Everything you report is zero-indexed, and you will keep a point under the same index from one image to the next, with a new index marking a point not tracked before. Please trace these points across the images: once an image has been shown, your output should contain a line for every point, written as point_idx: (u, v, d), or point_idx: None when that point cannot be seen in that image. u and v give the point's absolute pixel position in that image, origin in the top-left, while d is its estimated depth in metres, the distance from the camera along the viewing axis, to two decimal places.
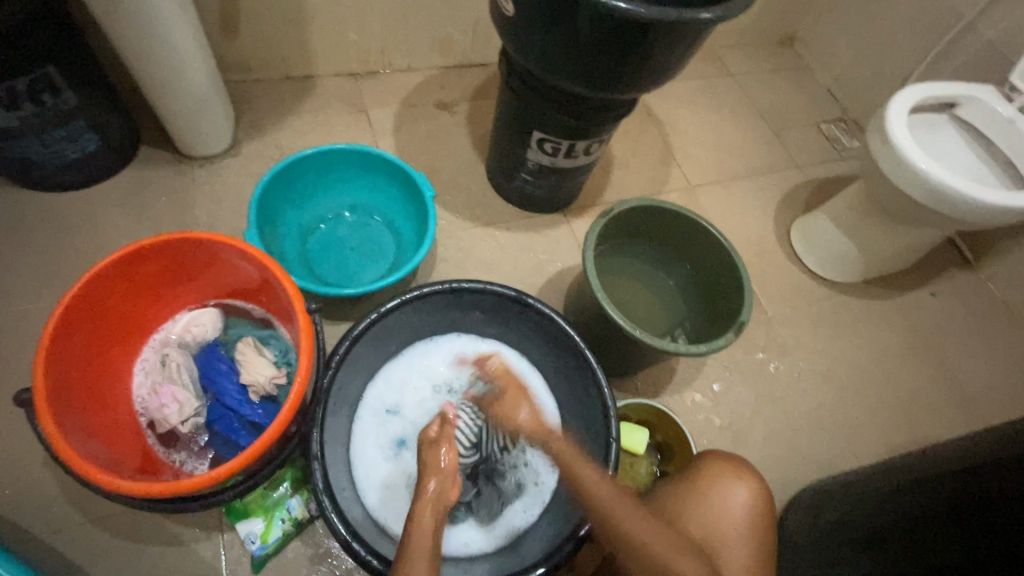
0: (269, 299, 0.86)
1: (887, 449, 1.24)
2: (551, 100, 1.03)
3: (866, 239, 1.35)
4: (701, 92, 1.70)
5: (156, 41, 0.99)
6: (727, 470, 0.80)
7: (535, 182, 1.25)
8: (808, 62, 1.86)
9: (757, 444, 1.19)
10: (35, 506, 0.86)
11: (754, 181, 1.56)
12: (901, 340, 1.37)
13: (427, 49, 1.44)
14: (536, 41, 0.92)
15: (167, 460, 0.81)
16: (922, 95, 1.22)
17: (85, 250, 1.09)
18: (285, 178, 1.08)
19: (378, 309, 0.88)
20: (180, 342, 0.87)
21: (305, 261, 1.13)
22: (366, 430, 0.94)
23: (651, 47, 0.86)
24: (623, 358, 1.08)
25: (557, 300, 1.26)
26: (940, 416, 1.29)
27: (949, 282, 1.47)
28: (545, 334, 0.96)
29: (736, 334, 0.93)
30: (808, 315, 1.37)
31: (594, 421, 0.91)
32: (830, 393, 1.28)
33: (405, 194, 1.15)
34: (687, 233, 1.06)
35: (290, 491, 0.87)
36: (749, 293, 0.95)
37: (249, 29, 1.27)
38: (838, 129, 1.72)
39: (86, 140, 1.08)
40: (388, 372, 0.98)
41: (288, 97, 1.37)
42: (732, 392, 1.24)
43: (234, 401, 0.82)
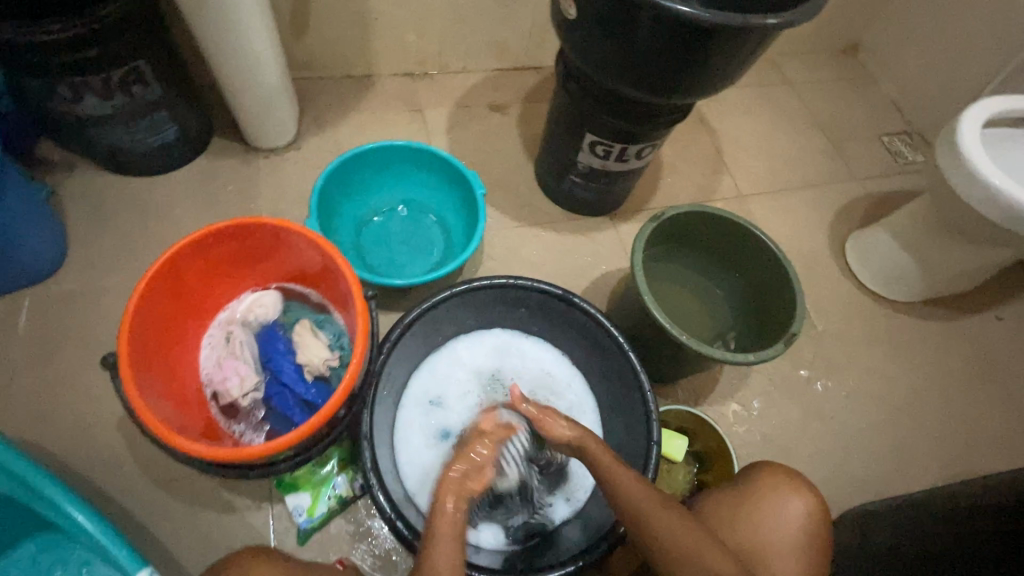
0: (327, 285, 0.90)
1: (943, 478, 1.18)
2: (607, 104, 1.04)
3: (928, 257, 1.30)
4: (756, 100, 1.66)
5: (236, 39, 1.06)
6: (781, 483, 0.79)
7: (584, 185, 1.26)
8: (871, 73, 1.79)
9: (801, 461, 1.16)
10: (106, 465, 0.93)
11: (808, 192, 1.52)
12: (962, 364, 1.31)
13: (483, 51, 1.48)
14: (595, 45, 0.93)
15: (228, 430, 0.86)
16: (996, 108, 1.16)
17: (161, 232, 1.17)
18: (345, 172, 1.13)
19: (429, 300, 0.91)
20: (243, 320, 0.92)
21: (359, 251, 1.17)
22: (410, 417, 0.97)
23: (713, 52, 0.86)
24: (667, 364, 1.07)
25: (600, 302, 1.26)
26: (1003, 447, 1.22)
27: (1018, 306, 1.39)
28: (591, 335, 0.96)
29: (786, 345, 0.90)
30: (861, 333, 1.32)
31: (636, 424, 0.91)
32: (882, 415, 1.23)
33: (457, 192, 1.18)
34: (738, 241, 1.04)
35: (337, 469, 0.90)
36: (802, 304, 0.93)
37: (317, 30, 1.33)
38: (901, 142, 1.65)
39: (167, 129, 1.16)
40: (432, 363, 1.01)
41: (348, 95, 1.43)
42: (777, 406, 1.21)
43: (290, 379, 0.87)
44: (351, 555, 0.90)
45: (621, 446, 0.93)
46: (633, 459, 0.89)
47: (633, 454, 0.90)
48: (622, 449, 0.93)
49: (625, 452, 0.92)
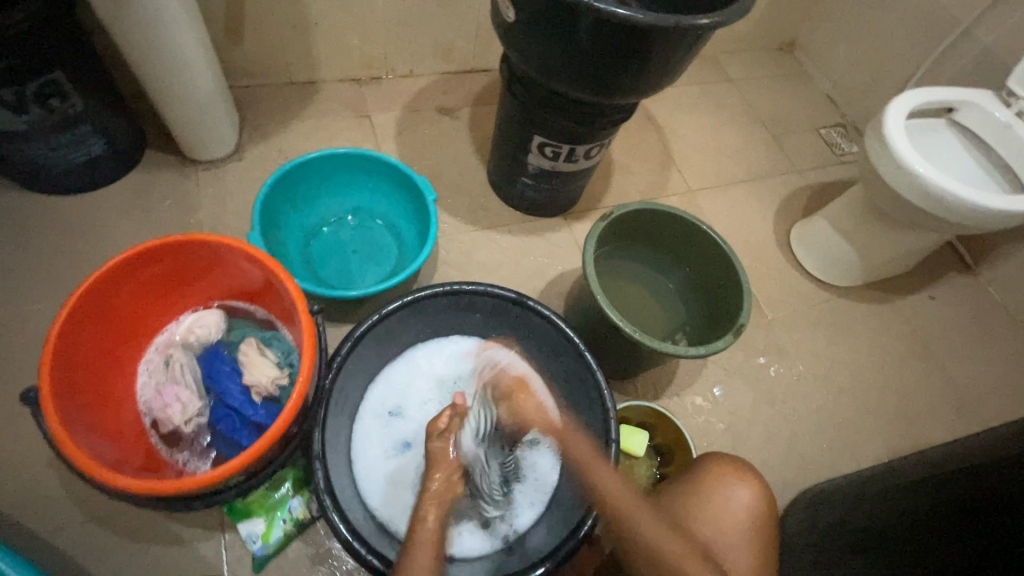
0: (271, 301, 0.87)
1: (888, 453, 1.24)
2: (551, 105, 1.04)
3: (864, 243, 1.36)
4: (701, 98, 1.71)
5: (162, 46, 1.00)
6: (724, 472, 0.80)
7: (536, 187, 1.26)
8: (807, 69, 1.87)
9: (758, 446, 1.20)
10: (39, 505, 0.87)
11: (753, 185, 1.57)
12: (900, 343, 1.38)
13: (430, 54, 1.46)
14: (536, 47, 0.93)
15: (170, 460, 0.81)
16: (920, 100, 1.23)
17: (91, 253, 1.10)
18: (288, 182, 1.09)
19: (380, 311, 0.89)
20: (183, 342, 0.88)
21: (308, 263, 1.14)
22: (369, 431, 0.95)
23: (650, 52, 0.88)
24: (624, 361, 1.09)
25: (557, 302, 1.26)
26: (940, 420, 1.29)
27: (948, 286, 1.48)
28: (546, 338, 0.96)
29: (735, 336, 0.93)
30: (808, 319, 1.38)
31: (596, 424, 0.91)
32: (830, 397, 1.28)
33: (407, 198, 1.17)
34: (685, 236, 1.06)
35: (292, 491, 0.87)
36: (748, 295, 0.95)
37: (253, 35, 1.28)
38: (837, 134, 1.73)
39: (93, 143, 1.10)
40: (389, 374, 0.99)
41: (291, 103, 1.39)
42: (733, 394, 1.24)
43: (237, 401, 0.83)
44: None
45: None
46: None
47: None
48: None
49: None
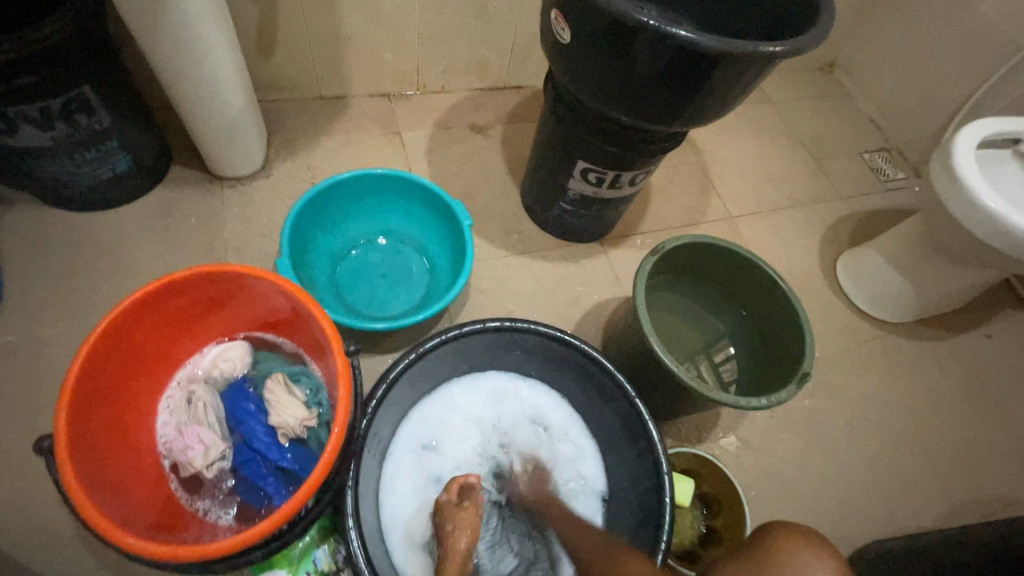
0: (302, 335, 0.81)
1: (948, 506, 1.16)
2: (599, 129, 0.99)
3: (919, 278, 1.28)
4: (740, 119, 1.65)
5: (193, 60, 0.96)
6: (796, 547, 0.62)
7: (575, 212, 1.20)
8: (849, 90, 1.80)
9: (807, 495, 1.12)
10: (48, 548, 0.82)
11: (796, 212, 1.50)
12: (956, 384, 1.29)
13: (463, 71, 1.41)
14: (590, 69, 0.87)
15: (191, 508, 0.76)
16: (988, 129, 1.16)
17: (113, 273, 1.06)
18: (318, 205, 1.04)
19: (417, 349, 0.84)
20: (207, 377, 0.82)
21: (335, 289, 1.08)
22: (400, 469, 0.88)
23: (715, 80, 0.82)
24: (669, 403, 1.02)
25: (594, 333, 1.20)
26: (1002, 470, 1.21)
27: (1005, 323, 1.39)
28: (590, 378, 0.90)
29: (799, 385, 0.85)
30: (858, 357, 1.30)
31: (645, 478, 0.84)
32: (883, 442, 1.20)
33: (441, 222, 1.11)
34: (739, 272, 0.99)
35: (316, 541, 0.81)
36: (812, 341, 0.88)
37: (284, 49, 1.24)
38: (882, 159, 1.66)
39: (118, 160, 1.05)
40: (423, 409, 0.92)
41: (320, 118, 1.34)
42: (779, 438, 1.17)
43: (262, 443, 0.78)
44: None
45: (631, 501, 0.87)
46: (645, 515, 0.83)
47: (643, 511, 0.83)
48: (629, 505, 0.87)
49: (636, 507, 0.85)
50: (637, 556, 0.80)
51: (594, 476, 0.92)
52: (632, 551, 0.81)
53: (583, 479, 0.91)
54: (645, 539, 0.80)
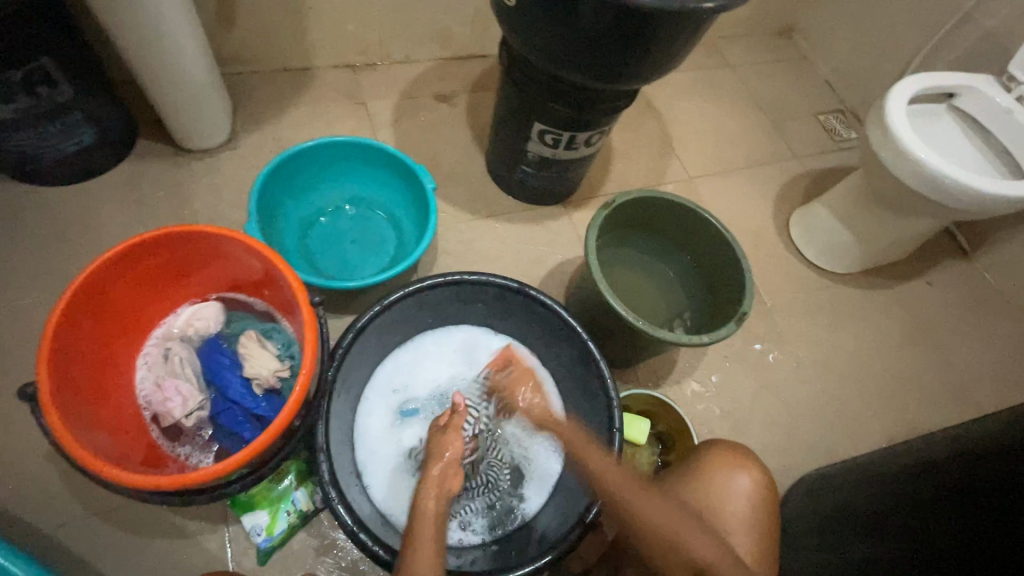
0: (271, 292, 0.86)
1: (886, 437, 1.26)
2: (552, 91, 1.03)
3: (863, 230, 1.36)
4: (700, 84, 1.69)
5: (153, 31, 0.98)
6: (731, 459, 0.78)
7: (537, 175, 1.25)
8: (807, 54, 1.85)
9: (758, 432, 1.21)
10: (38, 500, 0.86)
11: (752, 172, 1.56)
12: (898, 328, 1.39)
13: (427, 40, 1.43)
14: (539, 32, 0.92)
15: (172, 454, 0.81)
16: (920, 84, 1.22)
17: (86, 245, 1.08)
18: (284, 172, 1.08)
19: (381, 301, 0.89)
20: (182, 335, 0.87)
21: (306, 255, 1.12)
22: (374, 408, 0.95)
23: (655, 36, 0.86)
24: (626, 349, 1.09)
25: (557, 291, 1.26)
26: (937, 404, 1.31)
27: (946, 271, 1.48)
28: (548, 327, 0.96)
29: (738, 324, 0.92)
30: (807, 306, 1.38)
31: (597, 415, 0.91)
32: (828, 382, 1.29)
33: (407, 187, 1.15)
34: (686, 224, 1.05)
35: (295, 484, 0.87)
36: (751, 283, 0.95)
37: (246, 21, 1.25)
38: (836, 120, 1.72)
39: (83, 132, 1.07)
40: (399, 356, 0.99)
41: (286, 90, 1.36)
42: (732, 381, 1.25)
43: (237, 394, 0.83)
44: (317, 570, 0.87)
45: None
46: (597, 445, 0.88)
47: (595, 443, 0.90)
48: None
49: (589, 439, 0.91)
50: (589, 480, 0.86)
51: (556, 429, 0.97)
52: (585, 476, 0.88)
53: (546, 433, 0.97)
54: (598, 464, 0.86)
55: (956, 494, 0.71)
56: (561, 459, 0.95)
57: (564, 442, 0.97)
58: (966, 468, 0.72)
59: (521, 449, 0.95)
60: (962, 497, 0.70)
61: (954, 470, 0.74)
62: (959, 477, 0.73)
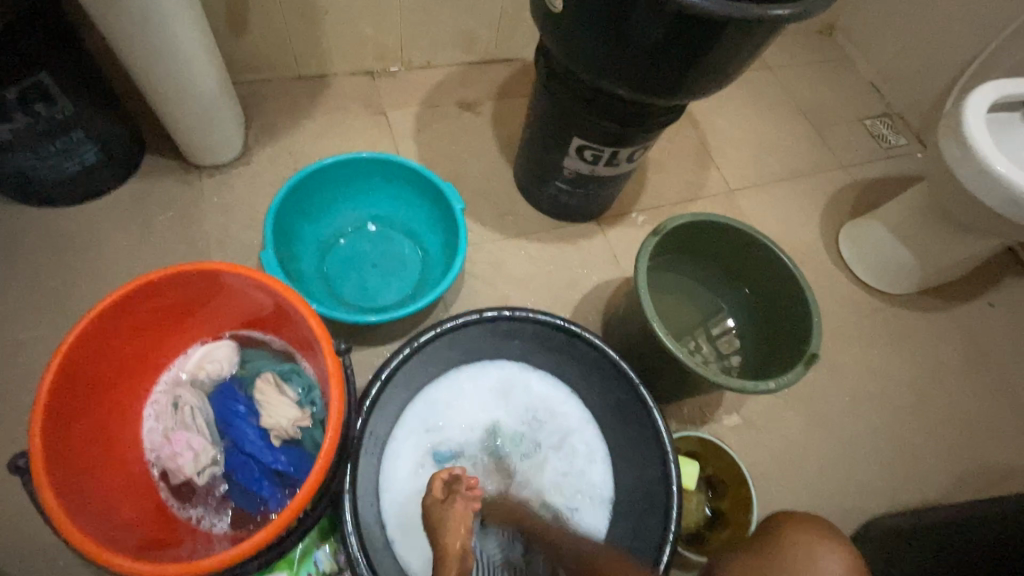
0: (290, 334, 0.77)
1: (951, 478, 1.15)
2: (596, 105, 0.94)
3: (923, 248, 1.26)
4: (738, 88, 1.59)
5: (159, 42, 0.90)
6: (811, 535, 0.69)
7: (571, 191, 1.16)
8: (850, 54, 1.74)
9: (812, 472, 1.11)
10: (40, 561, 0.79)
11: (796, 183, 1.46)
12: (959, 354, 1.28)
13: (449, 44, 1.34)
14: (585, 42, 0.82)
15: (183, 516, 0.73)
16: (997, 92, 1.11)
17: (90, 273, 1.01)
18: (302, 193, 0.99)
19: (412, 343, 0.81)
20: (193, 380, 0.79)
21: (324, 281, 1.04)
22: (403, 452, 0.86)
23: (719, 47, 0.76)
24: (672, 386, 1.00)
25: (593, 316, 1.17)
26: (1005, 439, 1.20)
27: (1008, 291, 1.37)
28: (592, 366, 0.88)
29: (806, 366, 0.83)
30: (860, 331, 1.28)
31: (653, 469, 0.82)
32: (885, 415, 1.19)
33: (433, 206, 1.06)
34: (742, 250, 0.96)
35: (316, 542, 0.79)
36: (820, 319, 0.85)
37: (258, 27, 1.17)
38: (883, 126, 1.61)
39: (86, 151, 1.00)
40: (429, 394, 0.90)
41: (300, 99, 1.27)
42: (783, 415, 1.15)
43: (254, 447, 0.75)
44: None
45: (632, 494, 0.84)
46: (652, 504, 0.80)
47: (646, 500, 0.82)
48: (637, 501, 0.83)
49: (642, 496, 0.83)
50: (646, 548, 0.77)
51: (602, 482, 0.88)
52: (637, 540, 0.80)
53: (590, 481, 0.88)
54: (654, 526, 0.78)
55: None
56: (608, 516, 0.86)
57: (610, 497, 0.87)
58: None
59: (563, 501, 0.87)
60: None
61: None
62: None
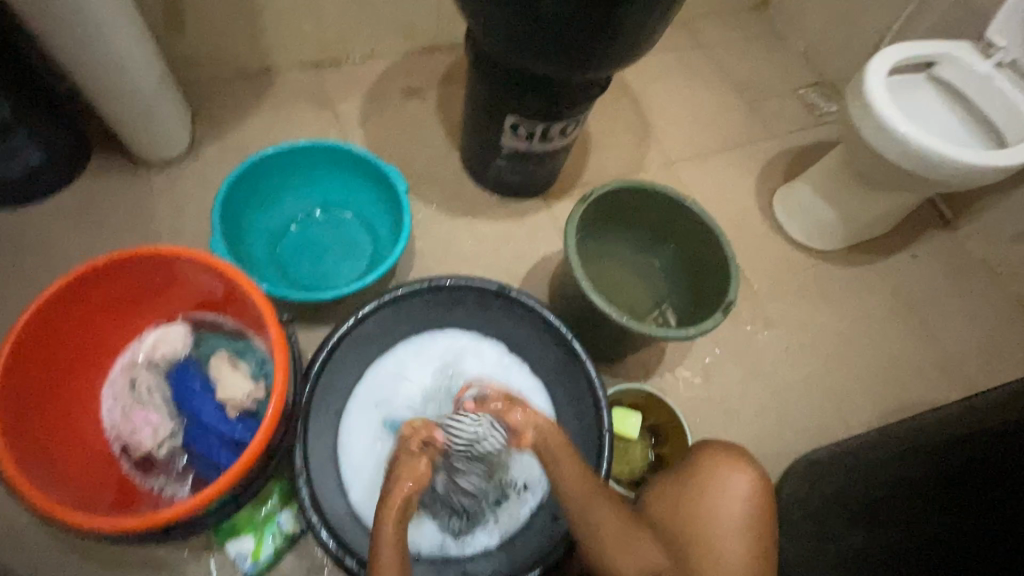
0: (238, 311, 0.81)
1: (876, 415, 1.25)
2: (522, 83, 0.99)
3: (847, 206, 1.34)
4: (677, 65, 1.66)
5: (93, 42, 0.92)
6: (724, 461, 0.77)
7: (512, 170, 1.21)
8: (782, 28, 1.82)
9: (750, 418, 1.20)
10: (10, 542, 0.83)
11: (732, 153, 1.54)
12: (884, 303, 1.38)
13: (391, 33, 1.37)
14: (503, 24, 0.88)
15: (145, 487, 0.78)
16: (900, 56, 1.20)
17: (45, 272, 1.04)
18: (248, 182, 1.03)
19: (357, 313, 0.88)
20: (147, 362, 0.82)
21: (277, 267, 1.08)
22: (357, 423, 0.91)
23: (621, 22, 0.83)
24: (612, 345, 1.06)
25: (540, 287, 1.23)
26: (927, 379, 1.31)
27: (929, 243, 1.48)
28: (529, 327, 0.95)
29: (725, 314, 0.91)
30: (793, 287, 1.37)
31: (585, 414, 0.89)
32: (817, 363, 1.28)
33: (378, 189, 1.11)
34: (668, 214, 1.03)
35: (279, 506, 0.84)
36: (736, 271, 0.93)
37: (197, 24, 1.19)
38: (815, 94, 1.70)
39: (30, 152, 1.02)
40: (382, 366, 0.95)
41: (246, 94, 1.30)
42: (722, 368, 1.23)
43: (210, 418, 0.79)
44: None
45: (575, 440, 0.91)
46: (587, 446, 0.88)
47: (584, 444, 0.88)
48: None
49: (581, 442, 0.89)
50: None
51: None
52: None
53: None
54: (586, 466, 0.86)
55: (958, 479, 0.70)
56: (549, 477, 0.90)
57: None
58: (974, 452, 0.71)
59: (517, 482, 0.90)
60: (969, 487, 0.68)
61: (959, 452, 0.73)
62: (962, 461, 0.71)
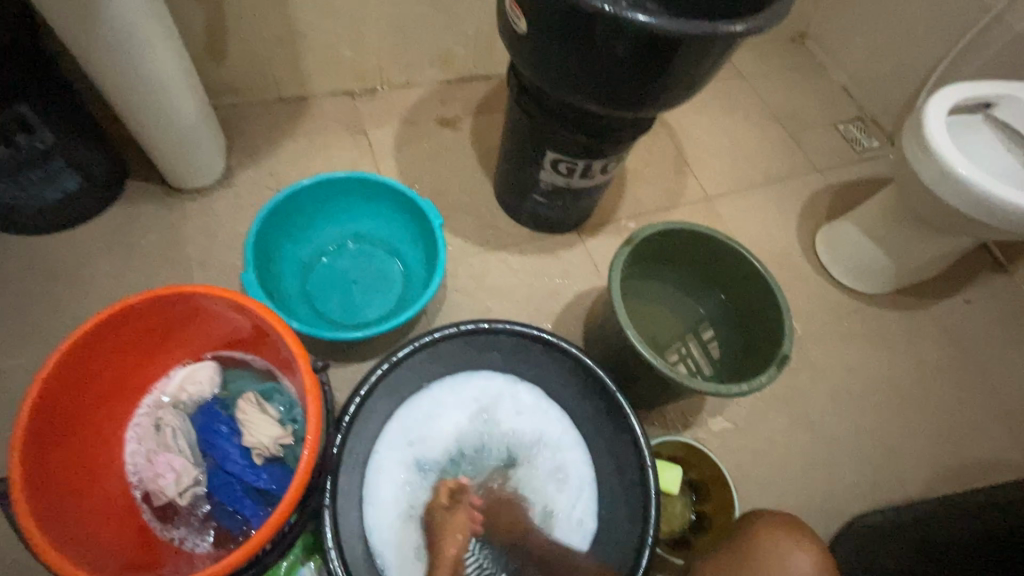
0: (269, 353, 0.78)
1: (931, 473, 1.17)
2: (565, 119, 0.96)
3: (896, 247, 1.28)
4: (713, 97, 1.62)
5: (136, 73, 0.92)
6: (782, 533, 0.72)
7: (548, 204, 1.18)
8: (821, 60, 1.78)
9: (795, 472, 1.12)
10: None
11: (772, 188, 1.49)
12: (936, 351, 1.30)
13: (427, 62, 1.37)
14: (550, 61, 0.85)
15: (166, 538, 0.74)
16: (958, 95, 1.14)
17: (74, 298, 1.03)
18: (283, 213, 1.01)
19: (390, 358, 0.83)
20: (174, 402, 0.80)
21: (308, 301, 1.05)
22: (384, 469, 0.86)
23: (676, 62, 0.79)
24: (652, 395, 1.01)
25: (575, 325, 1.18)
26: (984, 435, 1.22)
27: (982, 287, 1.40)
28: (569, 375, 0.90)
29: (779, 369, 0.85)
30: (838, 331, 1.30)
31: (629, 471, 0.84)
32: (866, 413, 1.21)
33: (413, 223, 1.08)
34: (716, 256, 0.98)
35: (301, 559, 0.79)
36: (790, 323, 0.87)
37: (236, 52, 1.19)
38: (857, 129, 1.65)
39: (67, 179, 1.02)
40: (412, 408, 0.90)
41: (281, 121, 1.30)
42: (765, 417, 1.17)
43: (235, 465, 0.75)
44: None
45: (614, 500, 0.86)
46: (631, 507, 0.84)
47: (626, 504, 0.84)
48: (616, 504, 0.86)
49: (621, 500, 0.85)
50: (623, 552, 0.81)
51: (587, 508, 0.88)
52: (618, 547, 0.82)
53: (572, 496, 0.88)
54: (632, 528, 0.82)
55: None
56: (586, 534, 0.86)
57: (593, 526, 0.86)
58: None
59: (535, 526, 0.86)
60: None
61: None
62: None
